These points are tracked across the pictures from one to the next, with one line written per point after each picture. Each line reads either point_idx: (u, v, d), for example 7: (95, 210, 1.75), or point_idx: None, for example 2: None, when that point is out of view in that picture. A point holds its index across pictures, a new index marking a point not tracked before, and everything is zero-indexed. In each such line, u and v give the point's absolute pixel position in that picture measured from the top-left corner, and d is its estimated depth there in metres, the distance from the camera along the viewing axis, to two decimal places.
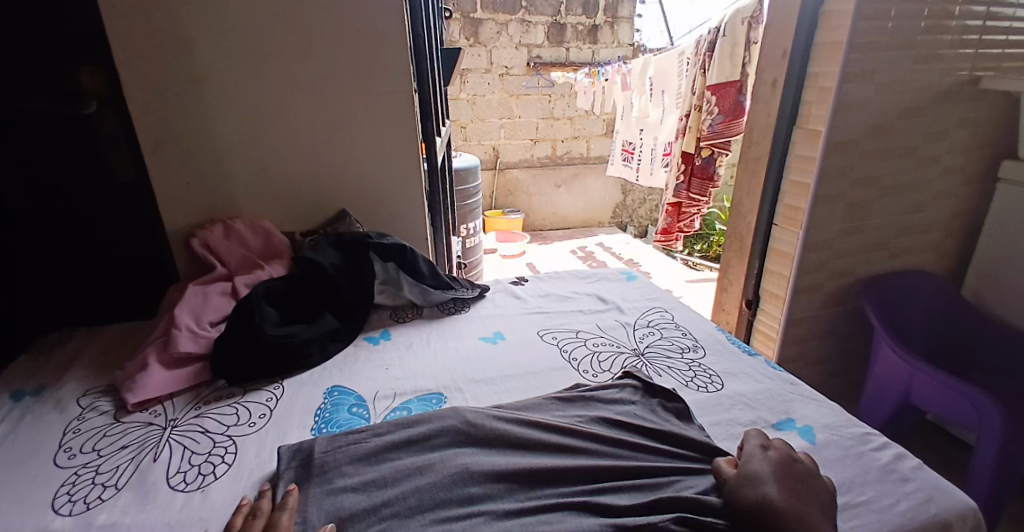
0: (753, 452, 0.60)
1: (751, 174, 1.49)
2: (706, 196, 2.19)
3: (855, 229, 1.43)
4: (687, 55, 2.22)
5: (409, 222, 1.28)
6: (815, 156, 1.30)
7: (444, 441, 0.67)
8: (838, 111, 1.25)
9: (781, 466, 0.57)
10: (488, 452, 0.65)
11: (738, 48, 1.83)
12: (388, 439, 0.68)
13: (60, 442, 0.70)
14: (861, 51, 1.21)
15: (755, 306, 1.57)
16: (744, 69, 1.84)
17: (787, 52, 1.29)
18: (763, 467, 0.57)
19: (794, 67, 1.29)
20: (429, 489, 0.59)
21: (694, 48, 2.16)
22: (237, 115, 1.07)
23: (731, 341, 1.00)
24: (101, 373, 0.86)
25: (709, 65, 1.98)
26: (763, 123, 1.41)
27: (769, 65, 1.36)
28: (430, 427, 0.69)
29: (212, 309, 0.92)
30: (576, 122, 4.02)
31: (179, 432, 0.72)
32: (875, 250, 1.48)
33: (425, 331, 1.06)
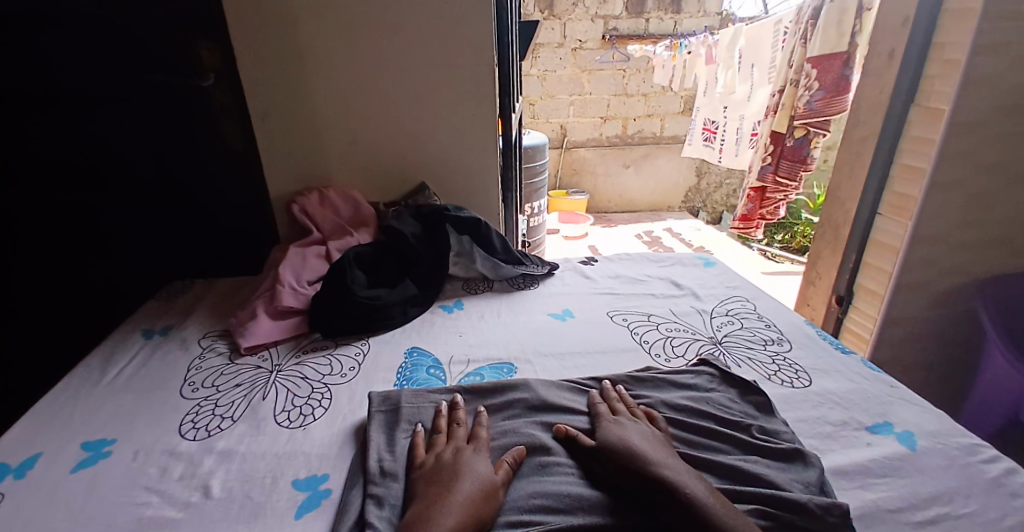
0: (612, 423, 0.64)
1: (854, 157, 1.34)
2: (796, 181, 1.98)
3: (977, 222, 1.25)
4: (784, 24, 2.00)
5: (484, 197, 1.31)
6: (936, 138, 1.15)
7: (516, 411, 0.70)
8: (968, 85, 1.09)
9: (647, 434, 0.61)
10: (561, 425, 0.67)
11: (847, 16, 1.63)
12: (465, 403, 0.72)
13: (185, 376, 0.81)
14: (1006, 15, 1.04)
15: (846, 303, 1.45)
16: (852, 39, 1.63)
17: (909, 20, 1.16)
18: (629, 433, 0.60)
19: (917, 37, 1.15)
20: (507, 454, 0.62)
21: (793, 16, 1.94)
22: (332, 90, 1.14)
23: (821, 336, 0.93)
24: (216, 320, 0.98)
25: (811, 35, 1.79)
26: (874, 98, 1.27)
27: (885, 34, 1.23)
28: (504, 397, 0.72)
29: (310, 270, 1.01)
30: (651, 98, 3.83)
31: (284, 376, 0.81)
32: (1000, 247, 1.30)
33: (496, 304, 1.09)
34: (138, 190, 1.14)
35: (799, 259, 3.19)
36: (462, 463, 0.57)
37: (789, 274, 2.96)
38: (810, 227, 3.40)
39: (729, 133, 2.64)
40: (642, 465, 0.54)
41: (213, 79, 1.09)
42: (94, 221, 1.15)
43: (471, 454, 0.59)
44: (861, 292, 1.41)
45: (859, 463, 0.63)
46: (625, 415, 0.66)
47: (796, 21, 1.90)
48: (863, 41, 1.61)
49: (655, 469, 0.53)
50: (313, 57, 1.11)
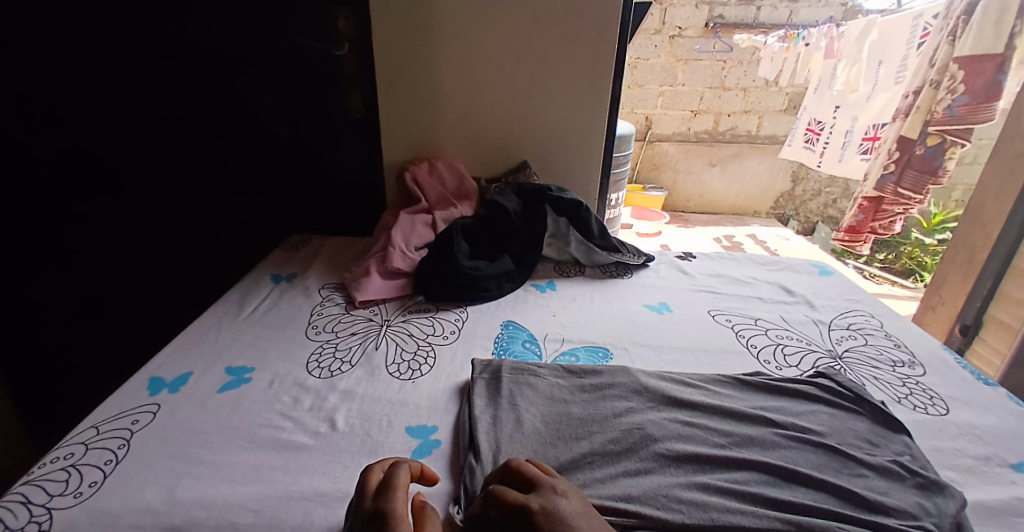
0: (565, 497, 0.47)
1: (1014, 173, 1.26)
2: (920, 195, 1.75)
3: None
4: (925, 18, 1.77)
5: (583, 181, 1.30)
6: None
7: (617, 393, 0.70)
8: None
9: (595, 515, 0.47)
10: (660, 413, 0.66)
11: (1009, 14, 1.40)
12: (563, 379, 0.73)
13: (309, 320, 0.89)
14: None
15: (971, 334, 1.38)
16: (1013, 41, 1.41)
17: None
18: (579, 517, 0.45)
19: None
20: (608, 435, 0.62)
21: (942, 9, 1.67)
22: (453, 64, 1.18)
23: (959, 363, 0.83)
24: (332, 273, 1.06)
25: (961, 33, 1.54)
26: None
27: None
28: (605, 378, 0.72)
29: (417, 235, 1.06)
30: (750, 93, 3.57)
31: (393, 331, 0.86)
32: None
33: (588, 288, 1.08)
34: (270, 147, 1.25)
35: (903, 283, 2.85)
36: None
37: (890, 298, 2.65)
38: (918, 249, 3.04)
39: (835, 136, 2.42)
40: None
41: (346, 48, 1.18)
42: (229, 172, 1.23)
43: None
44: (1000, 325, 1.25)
45: (1007, 501, 0.56)
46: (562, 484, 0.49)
47: (943, 15, 1.65)
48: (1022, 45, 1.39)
49: None
50: (439, 30, 1.14)
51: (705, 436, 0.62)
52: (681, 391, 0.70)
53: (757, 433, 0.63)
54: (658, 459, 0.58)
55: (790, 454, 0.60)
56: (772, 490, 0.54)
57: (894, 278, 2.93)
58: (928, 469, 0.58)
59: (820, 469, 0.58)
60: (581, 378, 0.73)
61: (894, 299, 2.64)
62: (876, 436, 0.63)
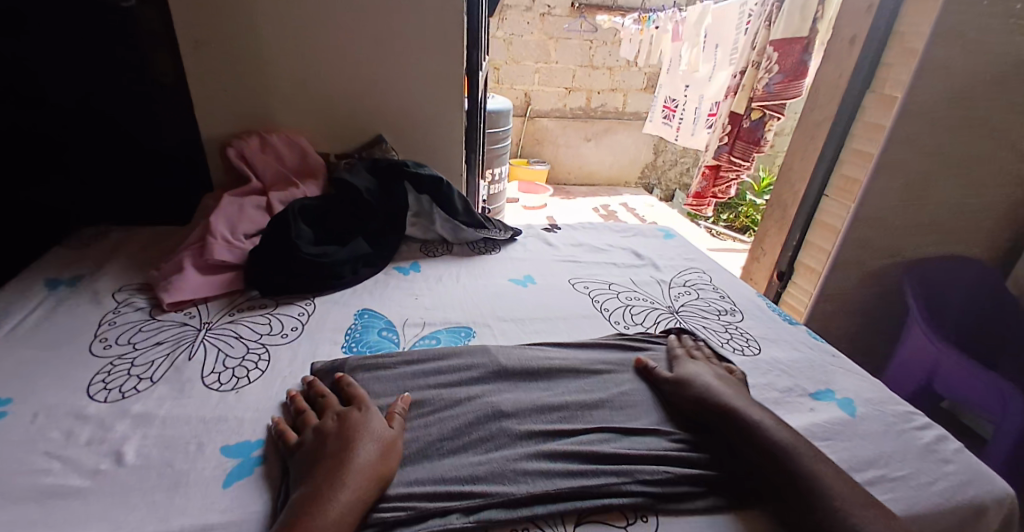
0: (690, 364, 0.70)
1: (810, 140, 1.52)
2: (748, 162, 2.05)
3: (911, 209, 1.46)
4: (750, 5, 1.99)
5: (446, 155, 1.24)
6: (885, 124, 1.31)
7: (473, 375, 0.67)
8: (920, 74, 1.24)
9: (719, 374, 0.68)
10: (514, 388, 0.66)
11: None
12: (419, 368, 0.69)
13: (96, 331, 0.72)
14: (955, 14, 1.19)
15: (786, 278, 1.66)
16: (813, 25, 1.66)
17: (873, 6, 1.29)
18: (703, 372, 0.67)
19: (878, 26, 1.29)
20: (459, 418, 0.60)
21: None
22: (281, 21, 1.03)
23: (770, 308, 0.97)
24: (138, 272, 0.87)
25: (775, 16, 1.79)
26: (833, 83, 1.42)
27: (851, 20, 1.35)
28: (462, 361, 0.70)
29: (247, 221, 0.91)
30: (616, 72, 3.78)
31: (214, 334, 0.74)
32: (917, 232, 1.52)
33: (455, 267, 1.04)
34: (42, 115, 0.95)
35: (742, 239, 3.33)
36: (352, 427, 0.54)
37: (733, 253, 3.08)
38: (753, 209, 3.54)
39: (688, 113, 2.65)
40: (714, 403, 0.60)
41: None
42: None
43: (357, 415, 0.56)
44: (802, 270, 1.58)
45: (807, 428, 0.66)
46: (704, 360, 0.73)
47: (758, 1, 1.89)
48: (823, 27, 1.64)
49: (729, 405, 0.59)
50: None
51: (555, 403, 0.63)
52: (538, 361, 0.70)
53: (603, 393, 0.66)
54: (507, 433, 0.58)
55: (630, 407, 0.64)
56: (609, 447, 0.56)
57: (735, 235, 3.40)
58: None
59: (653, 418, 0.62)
60: (439, 364, 0.69)
61: (736, 253, 3.08)
62: (703, 380, 0.70)
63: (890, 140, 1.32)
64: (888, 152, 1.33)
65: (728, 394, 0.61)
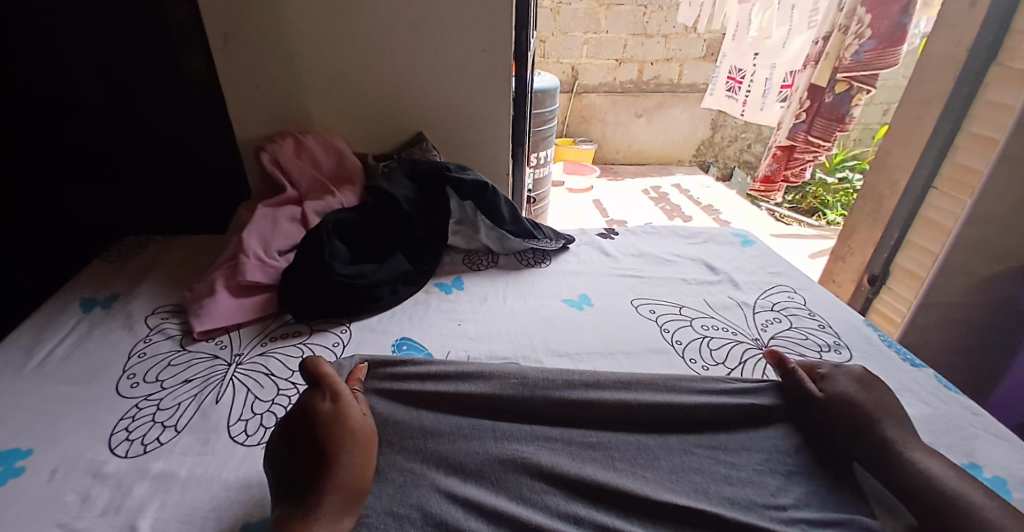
0: (841, 376, 0.62)
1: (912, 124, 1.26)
2: (828, 141, 1.86)
3: None
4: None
5: (491, 154, 1.14)
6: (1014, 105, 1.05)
7: (500, 406, 0.60)
8: None
9: (875, 389, 0.60)
10: (543, 428, 0.58)
11: None
12: (444, 389, 0.62)
13: (125, 366, 0.67)
14: None
15: (878, 284, 1.42)
16: None
17: None
18: (854, 388, 0.60)
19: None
20: (475, 466, 0.53)
21: None
22: (313, 9, 0.93)
23: (883, 341, 0.81)
24: (171, 292, 0.82)
25: None
26: (946, 53, 1.15)
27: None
28: (489, 387, 0.62)
29: (281, 235, 0.84)
30: (671, 40, 3.46)
31: (244, 371, 0.67)
32: None
33: (502, 283, 0.94)
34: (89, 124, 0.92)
35: (809, 224, 2.98)
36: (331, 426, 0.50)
37: (799, 238, 2.77)
38: (822, 189, 3.20)
39: (755, 85, 2.34)
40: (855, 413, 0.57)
41: None
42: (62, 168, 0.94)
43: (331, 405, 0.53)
44: (898, 274, 1.36)
45: None
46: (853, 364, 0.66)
47: None
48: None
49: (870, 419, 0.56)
50: None
51: (603, 458, 0.55)
52: (566, 389, 0.62)
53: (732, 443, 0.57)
54: (536, 495, 0.50)
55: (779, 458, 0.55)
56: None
57: (800, 219, 3.04)
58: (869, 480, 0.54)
59: (815, 475, 0.53)
60: (466, 384, 0.63)
61: (802, 239, 2.76)
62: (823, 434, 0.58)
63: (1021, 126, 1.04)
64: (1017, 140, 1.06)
65: (891, 425, 0.55)
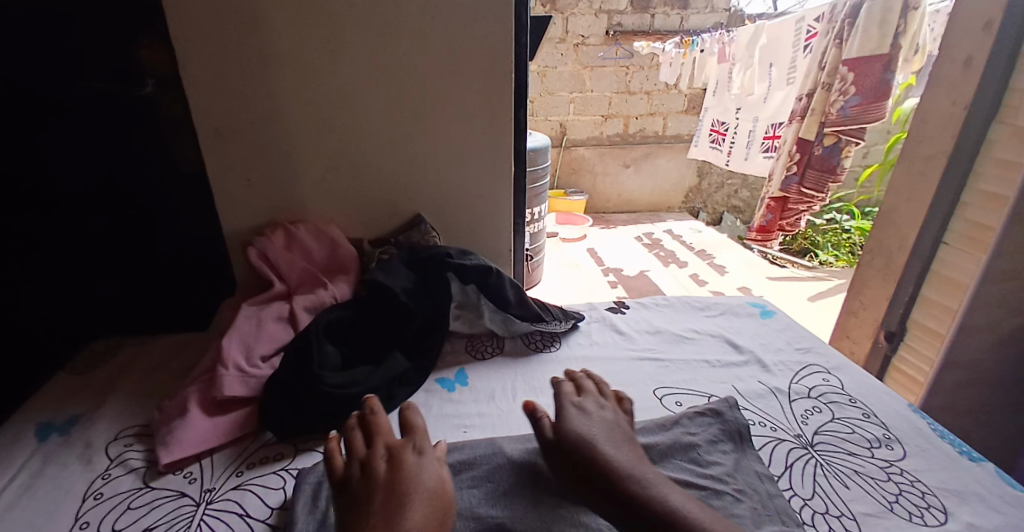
0: (578, 413, 0.66)
1: (913, 184, 1.17)
2: (822, 193, 1.70)
3: None
4: (807, 21, 1.75)
5: (493, 233, 1.10)
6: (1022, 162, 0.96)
7: (475, 474, 0.62)
8: None
9: (610, 427, 0.64)
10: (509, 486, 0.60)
11: (892, 14, 1.37)
12: None
13: (78, 513, 0.57)
14: None
15: (896, 340, 1.26)
16: (897, 41, 1.38)
17: (994, 22, 0.98)
18: (593, 427, 0.63)
19: (1007, 39, 0.97)
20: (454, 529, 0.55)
21: (820, 13, 1.67)
22: (304, 97, 0.92)
23: (933, 430, 0.72)
24: (142, 409, 0.74)
25: (848, 36, 1.50)
26: (943, 113, 1.09)
27: (962, 37, 1.04)
28: (465, 456, 0.64)
29: (267, 338, 0.76)
30: (653, 96, 3.57)
31: (214, 512, 0.57)
32: None
33: (510, 376, 0.85)
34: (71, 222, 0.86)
35: (803, 266, 2.95)
36: (403, 479, 0.54)
37: (796, 281, 2.70)
38: (812, 231, 3.21)
39: (740, 135, 2.37)
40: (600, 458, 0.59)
41: (155, 86, 0.86)
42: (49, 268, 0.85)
43: (412, 459, 0.57)
44: (915, 331, 1.23)
45: None
46: (592, 399, 0.70)
47: (827, 18, 1.61)
48: (907, 43, 1.37)
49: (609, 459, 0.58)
50: (275, 58, 0.88)
51: None
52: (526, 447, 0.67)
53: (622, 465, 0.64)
54: None
55: (694, 450, 0.66)
56: None
57: (794, 261, 3.00)
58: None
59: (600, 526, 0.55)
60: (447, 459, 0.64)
61: (800, 281, 2.70)
62: None
63: None
64: None
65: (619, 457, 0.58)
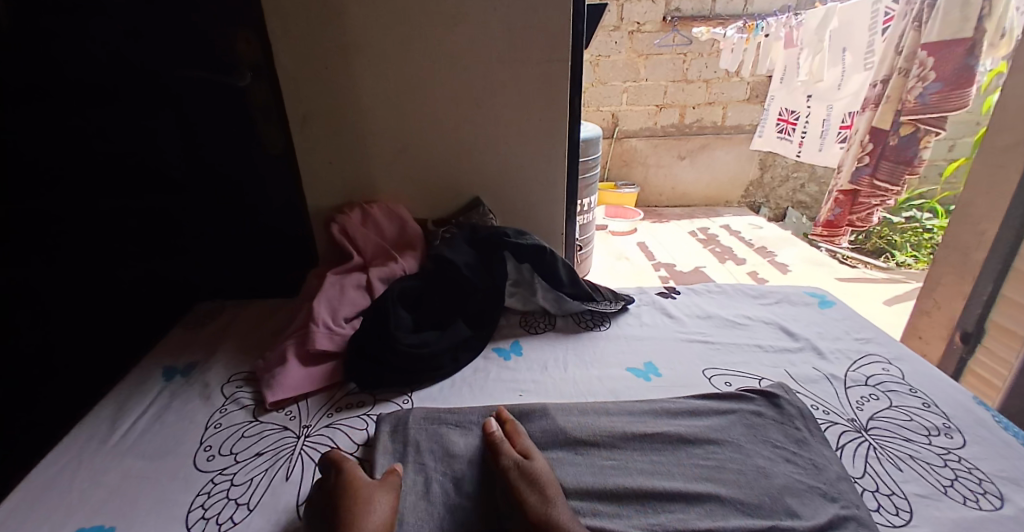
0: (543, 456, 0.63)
1: (995, 174, 1.10)
2: (898, 187, 1.61)
3: None
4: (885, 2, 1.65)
5: (546, 216, 1.16)
6: None
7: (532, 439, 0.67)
8: None
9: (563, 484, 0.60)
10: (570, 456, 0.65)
11: None
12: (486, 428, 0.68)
13: (203, 437, 0.69)
14: None
15: (972, 341, 1.18)
16: (981, 24, 1.27)
17: None
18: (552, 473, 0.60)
19: None
20: None
21: None
22: (379, 90, 1.01)
23: (997, 422, 0.70)
24: (241, 360, 0.86)
25: (925, 20, 1.40)
26: None
27: None
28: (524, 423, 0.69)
29: (347, 303, 0.86)
30: (713, 85, 3.46)
31: (311, 445, 0.67)
32: None
33: (562, 350, 0.90)
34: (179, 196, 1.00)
35: (874, 265, 2.77)
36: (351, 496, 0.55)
37: (866, 282, 2.55)
38: (887, 228, 2.99)
39: (812, 125, 2.26)
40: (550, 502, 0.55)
41: (251, 77, 0.97)
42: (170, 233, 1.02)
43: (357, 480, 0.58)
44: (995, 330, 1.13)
45: None
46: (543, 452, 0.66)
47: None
48: (993, 27, 1.26)
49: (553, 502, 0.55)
50: (354, 55, 0.98)
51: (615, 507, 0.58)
52: (581, 415, 0.71)
53: (785, 479, 0.60)
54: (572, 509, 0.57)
55: (761, 430, 0.68)
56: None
57: (864, 260, 2.82)
58: (735, 471, 0.62)
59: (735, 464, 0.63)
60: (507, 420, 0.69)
61: (870, 282, 2.55)
62: (716, 443, 0.66)
63: None
64: None
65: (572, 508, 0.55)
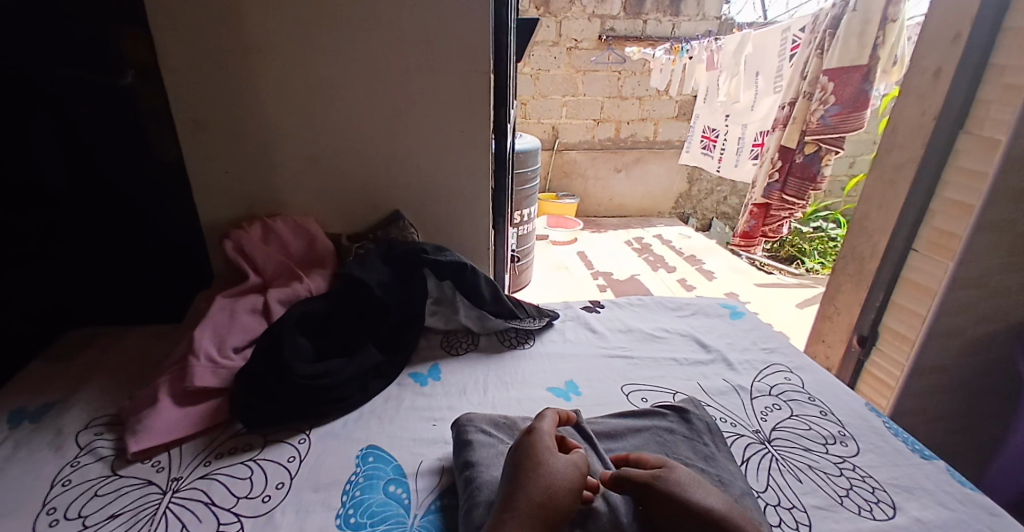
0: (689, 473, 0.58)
1: (883, 192, 1.21)
2: (803, 200, 1.75)
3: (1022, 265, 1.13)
4: (793, 31, 1.79)
5: (471, 231, 1.12)
6: (988, 172, 1.00)
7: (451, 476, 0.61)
8: None
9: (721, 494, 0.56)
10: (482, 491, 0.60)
11: (870, 25, 1.41)
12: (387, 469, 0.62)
13: (42, 499, 0.57)
14: None
15: (869, 345, 1.28)
16: (874, 52, 1.42)
17: (961, 35, 1.01)
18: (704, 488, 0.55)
19: (971, 55, 1.01)
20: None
21: (805, 23, 1.71)
22: (287, 94, 0.93)
23: (888, 428, 0.75)
24: (110, 399, 0.74)
25: (829, 46, 1.54)
26: (913, 123, 1.12)
27: (932, 50, 1.07)
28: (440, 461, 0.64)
29: (239, 329, 0.77)
30: (645, 102, 3.62)
31: (181, 501, 0.58)
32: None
33: (481, 372, 0.86)
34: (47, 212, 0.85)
35: (787, 272, 3.00)
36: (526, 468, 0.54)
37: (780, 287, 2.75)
38: (797, 237, 3.26)
39: (730, 142, 2.41)
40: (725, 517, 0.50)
41: (135, 77, 0.85)
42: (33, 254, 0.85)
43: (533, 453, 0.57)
44: (886, 334, 1.25)
45: None
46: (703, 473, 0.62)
47: (809, 28, 1.65)
48: (885, 55, 1.40)
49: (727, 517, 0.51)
50: (258, 55, 0.89)
51: None
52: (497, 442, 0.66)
53: None
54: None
55: (672, 447, 0.67)
56: None
57: (779, 266, 3.05)
58: None
59: None
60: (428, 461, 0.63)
61: (783, 288, 2.75)
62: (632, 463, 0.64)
63: (995, 191, 1.00)
64: (994, 205, 1.02)
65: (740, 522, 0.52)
